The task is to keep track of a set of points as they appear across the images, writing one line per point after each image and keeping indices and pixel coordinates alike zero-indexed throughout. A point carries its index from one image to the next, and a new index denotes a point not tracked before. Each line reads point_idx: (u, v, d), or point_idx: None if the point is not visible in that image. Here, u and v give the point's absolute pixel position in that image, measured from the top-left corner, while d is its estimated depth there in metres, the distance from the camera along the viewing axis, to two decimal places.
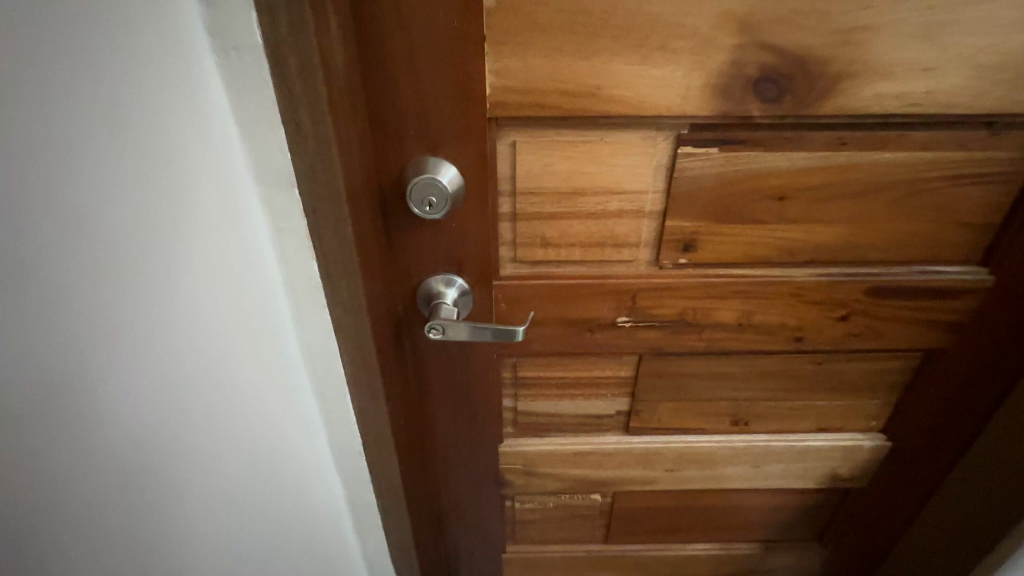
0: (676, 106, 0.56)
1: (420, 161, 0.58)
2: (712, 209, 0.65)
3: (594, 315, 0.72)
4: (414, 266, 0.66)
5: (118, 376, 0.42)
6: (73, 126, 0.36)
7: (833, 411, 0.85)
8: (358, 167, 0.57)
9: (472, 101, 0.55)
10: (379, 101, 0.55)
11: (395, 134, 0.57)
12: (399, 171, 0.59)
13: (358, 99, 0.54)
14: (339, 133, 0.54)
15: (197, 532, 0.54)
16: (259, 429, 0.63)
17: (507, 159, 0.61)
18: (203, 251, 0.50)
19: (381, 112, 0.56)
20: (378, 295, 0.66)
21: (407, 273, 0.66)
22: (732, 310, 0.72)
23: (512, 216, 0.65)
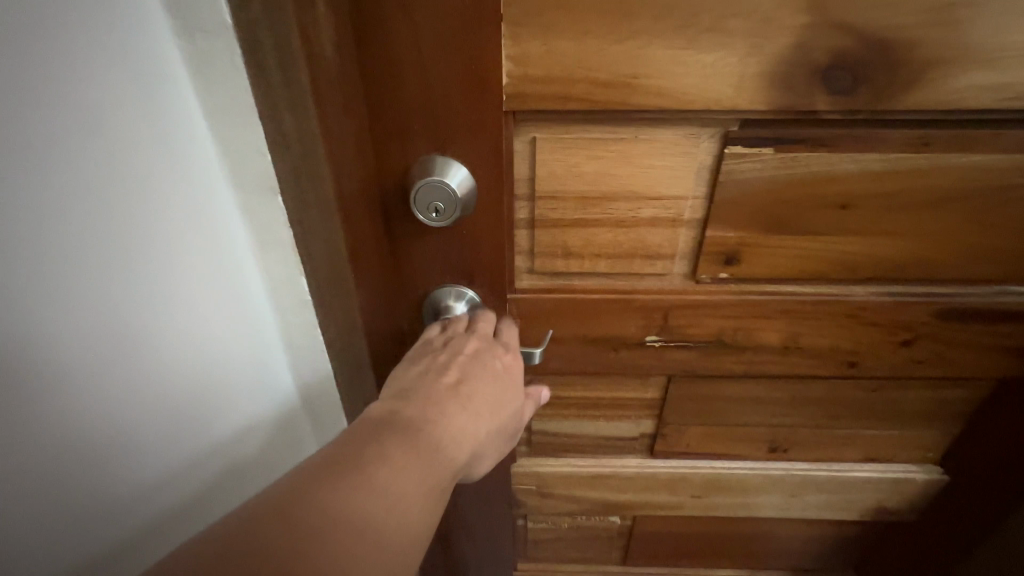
0: (726, 98, 0.48)
1: (426, 161, 0.51)
2: (761, 218, 0.56)
3: (619, 333, 0.65)
4: (420, 277, 0.59)
5: (95, 337, 0.48)
6: (61, 116, 0.41)
7: (884, 441, 0.76)
8: (353, 169, 0.51)
9: (485, 92, 0.47)
10: (377, 92, 0.47)
11: (396, 130, 0.49)
12: (401, 172, 0.52)
13: (352, 91, 0.47)
14: (328, 132, 0.48)
15: (158, 485, 0.60)
16: (256, 393, 0.67)
17: (526, 158, 0.54)
18: (192, 233, 0.53)
19: (379, 105, 0.48)
20: (378, 307, 0.60)
21: (412, 284, 0.59)
22: (777, 332, 0.63)
23: (529, 223, 0.58)
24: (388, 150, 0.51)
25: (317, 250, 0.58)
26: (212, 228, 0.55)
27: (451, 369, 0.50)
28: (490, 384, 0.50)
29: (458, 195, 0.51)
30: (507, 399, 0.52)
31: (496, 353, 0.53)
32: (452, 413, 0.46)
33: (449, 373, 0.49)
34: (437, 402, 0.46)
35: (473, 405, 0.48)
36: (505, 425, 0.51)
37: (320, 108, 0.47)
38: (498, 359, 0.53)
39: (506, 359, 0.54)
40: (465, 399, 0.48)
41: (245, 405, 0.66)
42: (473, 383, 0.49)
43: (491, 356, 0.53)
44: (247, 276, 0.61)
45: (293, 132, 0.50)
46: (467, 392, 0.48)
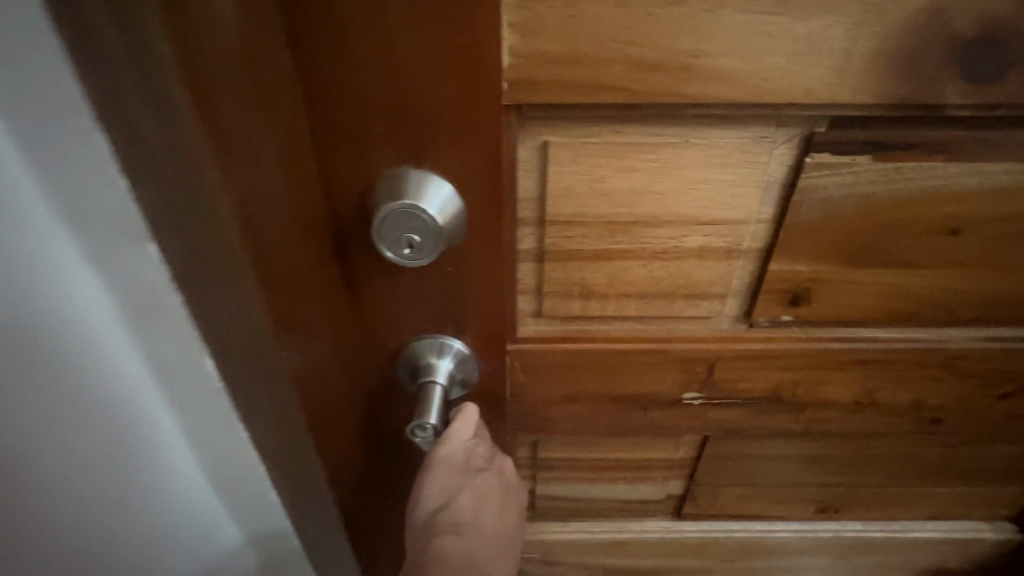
0: (822, 88, 0.34)
1: (392, 177, 0.36)
2: (845, 249, 0.42)
3: (649, 389, 0.51)
4: (391, 329, 0.44)
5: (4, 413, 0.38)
6: None
7: (954, 500, 0.64)
8: (280, 190, 0.34)
9: (477, 76, 0.32)
10: (320, 78, 0.32)
11: (351, 136, 0.34)
12: (360, 193, 0.37)
13: (272, 79, 0.31)
14: (220, 140, 0.31)
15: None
16: (144, 500, 0.51)
17: (535, 170, 0.39)
18: (7, 315, 0.36)
19: (324, 98, 0.33)
20: (330, 371, 0.44)
21: (381, 337, 0.44)
22: (846, 386, 0.51)
23: (537, 255, 0.43)
24: (339, 162, 0.35)
25: (228, 311, 0.40)
26: (30, 306, 0.37)
27: (495, 500, 0.46)
28: (519, 522, 0.48)
29: (438, 223, 0.36)
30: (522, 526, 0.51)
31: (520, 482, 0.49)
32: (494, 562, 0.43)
33: (494, 505, 0.45)
34: (486, 546, 0.43)
35: (502, 553, 0.45)
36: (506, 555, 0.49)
37: (207, 104, 0.30)
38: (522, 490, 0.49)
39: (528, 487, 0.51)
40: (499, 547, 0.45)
41: (126, 518, 0.50)
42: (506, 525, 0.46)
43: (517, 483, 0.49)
44: (109, 359, 0.43)
45: (160, 142, 0.32)
46: (509, 527, 0.46)
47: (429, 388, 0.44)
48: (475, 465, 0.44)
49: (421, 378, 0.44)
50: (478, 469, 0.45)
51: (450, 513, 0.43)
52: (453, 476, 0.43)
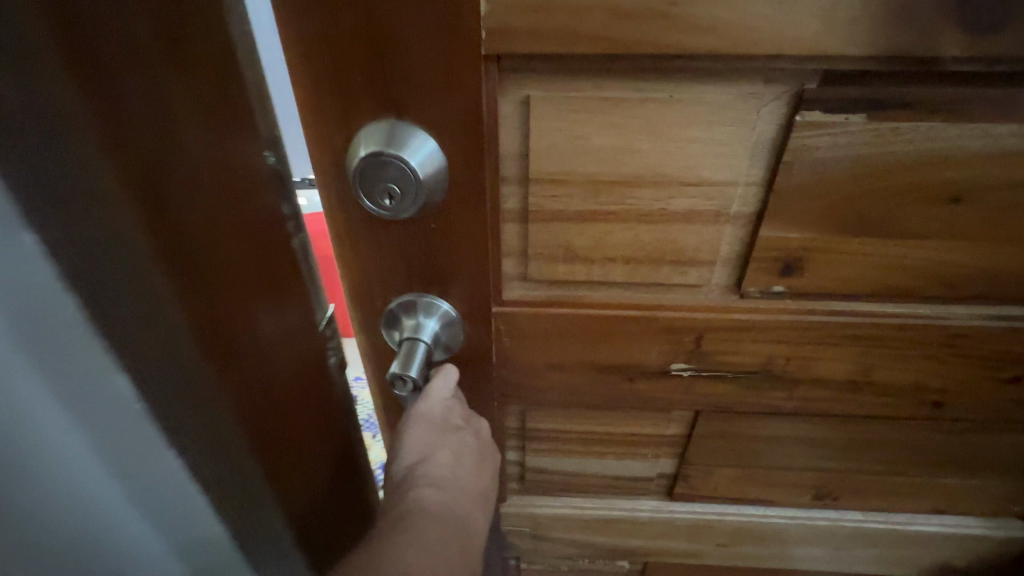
0: (809, 38, 0.33)
1: (375, 127, 0.36)
2: (839, 216, 0.41)
3: (635, 358, 0.51)
4: (379, 283, 0.45)
5: None
6: None
7: (960, 493, 0.61)
8: (200, 167, 0.34)
9: (456, 25, 0.33)
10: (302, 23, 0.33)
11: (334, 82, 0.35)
12: (347, 144, 0.38)
13: (188, 45, 0.31)
14: (118, 117, 0.31)
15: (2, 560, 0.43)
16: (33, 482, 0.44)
17: (517, 126, 0.39)
18: None
19: (308, 43, 0.34)
20: (281, 341, 0.43)
21: (371, 289, 0.46)
22: (840, 363, 0.49)
23: (521, 215, 0.43)
24: (325, 112, 0.37)
25: (124, 308, 0.39)
26: None
27: (471, 457, 0.47)
28: (493, 485, 0.49)
29: (417, 173, 0.37)
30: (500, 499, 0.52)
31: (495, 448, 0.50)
32: (473, 514, 0.45)
33: (471, 462, 0.47)
34: (465, 499, 0.45)
35: (480, 508, 0.46)
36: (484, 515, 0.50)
37: (103, 74, 0.30)
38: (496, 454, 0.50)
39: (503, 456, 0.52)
40: (478, 501, 0.46)
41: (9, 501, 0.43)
42: (483, 481, 0.47)
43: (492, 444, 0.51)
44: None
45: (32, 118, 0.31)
46: (483, 489, 0.47)
47: (414, 345, 0.45)
48: (452, 423, 0.46)
49: (407, 333, 0.46)
50: (455, 427, 0.46)
51: (425, 467, 0.44)
52: (431, 430, 0.44)
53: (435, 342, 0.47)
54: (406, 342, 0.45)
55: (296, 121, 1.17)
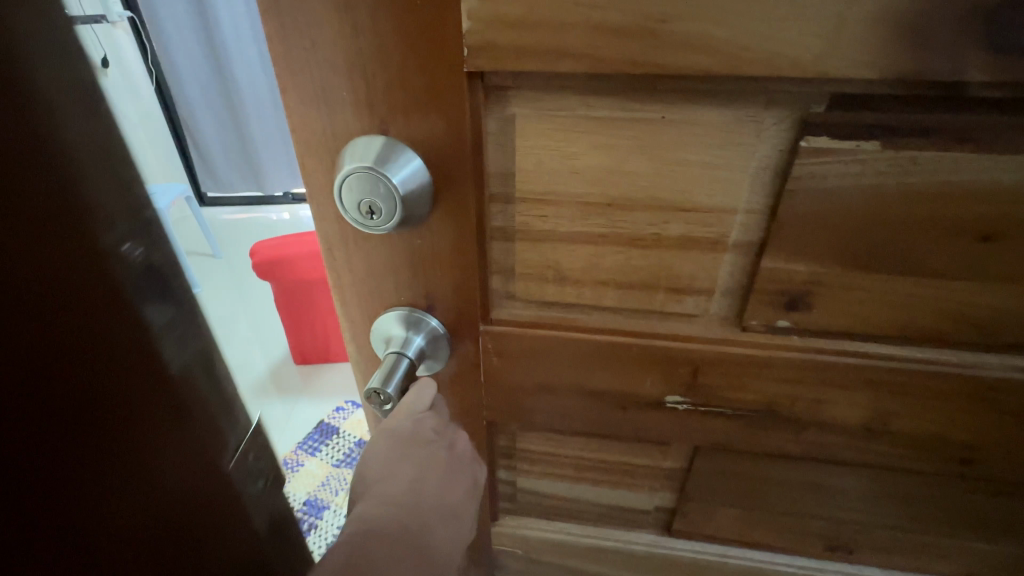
0: (811, 59, 0.30)
1: (361, 140, 0.36)
2: (851, 251, 0.38)
3: (628, 387, 0.48)
4: (367, 296, 0.45)
5: None
6: None
7: (994, 559, 0.55)
8: None
9: (437, 42, 0.32)
10: (289, 39, 0.33)
11: (319, 96, 0.35)
12: (335, 157, 0.38)
13: None
14: None
15: None
16: None
17: (504, 144, 0.38)
18: None
19: (292, 59, 0.34)
20: None
21: (360, 302, 0.46)
22: (855, 407, 0.45)
23: (509, 233, 0.42)
24: (312, 126, 0.37)
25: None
26: None
27: (443, 470, 0.46)
28: (467, 504, 0.47)
29: (398, 189, 0.36)
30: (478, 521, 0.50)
31: (474, 465, 0.50)
32: (443, 528, 0.44)
33: (443, 474, 0.46)
34: (435, 513, 0.44)
35: (453, 522, 0.45)
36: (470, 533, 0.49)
37: None
38: (474, 472, 0.50)
39: (481, 476, 0.50)
40: (451, 514, 0.45)
41: None
42: (456, 497, 0.46)
43: (472, 462, 0.50)
44: None
45: None
46: (453, 506, 0.46)
47: (396, 359, 0.44)
48: (422, 437, 0.45)
49: (392, 347, 0.45)
50: (426, 440, 0.45)
51: (390, 479, 0.43)
52: (399, 442, 0.44)
53: (419, 358, 0.46)
54: (389, 356, 0.44)
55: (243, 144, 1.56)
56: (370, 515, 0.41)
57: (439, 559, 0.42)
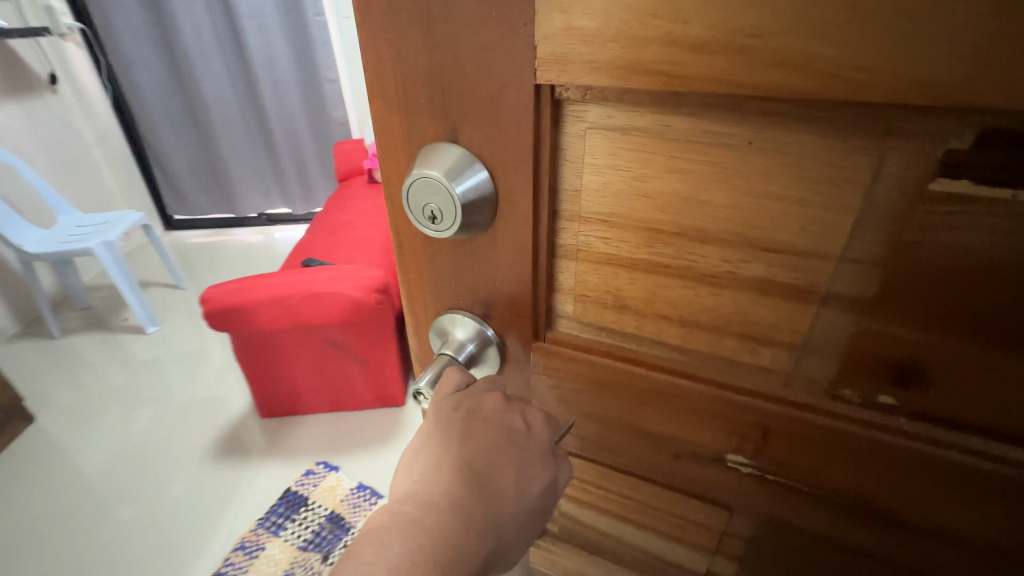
0: (953, 84, 0.24)
1: (430, 150, 0.37)
2: (994, 330, 0.29)
3: (683, 435, 0.43)
4: (429, 295, 0.46)
5: None
6: None
7: None
8: None
9: (507, 54, 0.31)
10: (374, 49, 0.35)
11: (397, 104, 0.37)
12: (408, 161, 0.39)
13: None
14: None
15: None
16: None
17: (570, 162, 0.36)
18: None
19: (376, 67, 0.36)
20: None
21: (421, 300, 0.47)
22: (979, 520, 0.35)
23: (570, 254, 0.40)
24: (390, 132, 0.38)
25: None
26: None
27: (467, 432, 0.42)
28: (500, 458, 0.42)
29: (456, 197, 0.36)
30: (533, 474, 0.43)
31: (516, 411, 0.44)
32: (475, 492, 0.40)
33: (471, 437, 0.42)
34: (460, 482, 0.40)
35: (486, 490, 0.41)
36: (531, 494, 0.42)
37: None
38: (516, 420, 0.43)
39: (520, 425, 0.43)
40: (481, 481, 0.41)
41: None
42: (488, 459, 0.42)
43: (516, 408, 0.44)
44: None
45: None
46: (479, 466, 0.41)
47: (446, 360, 0.45)
48: (445, 413, 0.42)
49: (443, 350, 0.46)
50: (449, 412, 0.42)
51: (429, 485, 0.40)
52: (432, 429, 0.42)
53: (468, 361, 0.46)
54: (439, 358, 0.46)
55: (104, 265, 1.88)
56: (425, 517, 0.38)
57: (459, 528, 0.39)
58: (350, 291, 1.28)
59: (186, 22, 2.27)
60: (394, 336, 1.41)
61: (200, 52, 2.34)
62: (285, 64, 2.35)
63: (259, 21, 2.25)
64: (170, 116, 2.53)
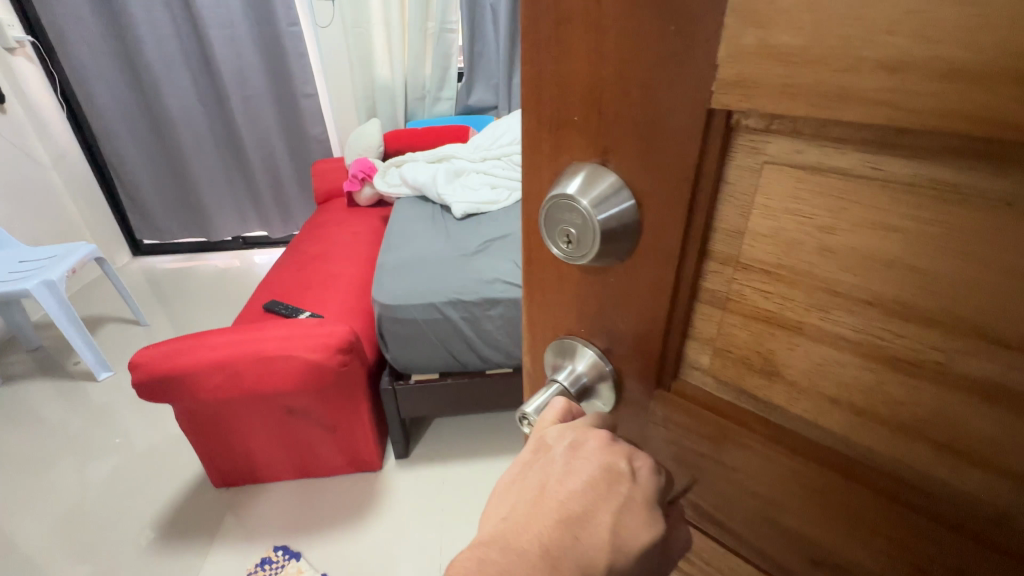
0: None
1: (574, 171, 0.32)
2: None
3: (829, 545, 0.34)
4: (547, 320, 0.42)
5: None
6: None
7: None
8: None
9: (682, 71, 0.26)
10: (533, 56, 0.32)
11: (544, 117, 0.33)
12: (550, 178, 0.35)
13: None
14: None
15: None
16: None
17: (737, 199, 0.29)
18: None
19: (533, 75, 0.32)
20: None
21: (541, 324, 0.43)
22: None
23: (718, 305, 0.33)
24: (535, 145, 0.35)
25: None
26: None
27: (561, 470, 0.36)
28: (598, 505, 0.34)
29: (596, 225, 0.31)
30: (638, 529, 0.35)
31: (620, 454, 0.36)
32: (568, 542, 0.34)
33: (565, 476, 0.36)
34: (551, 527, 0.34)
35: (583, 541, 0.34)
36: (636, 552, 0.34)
37: None
38: (619, 464, 0.35)
39: (624, 468, 0.35)
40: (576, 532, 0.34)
41: None
42: (582, 505, 0.34)
43: (621, 448, 0.36)
44: None
45: None
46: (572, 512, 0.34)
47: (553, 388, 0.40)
48: (546, 447, 0.37)
49: (554, 376, 0.42)
50: (546, 447, 0.37)
51: (522, 529, 0.35)
52: (530, 462, 0.37)
53: (580, 393, 0.41)
54: (550, 383, 0.41)
55: (58, 306, 1.88)
56: (516, 569, 0.33)
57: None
58: (303, 352, 1.24)
59: (149, 36, 2.38)
60: (359, 397, 1.40)
61: (165, 65, 2.45)
62: (257, 80, 2.51)
63: (229, 32, 2.38)
64: (133, 127, 2.63)
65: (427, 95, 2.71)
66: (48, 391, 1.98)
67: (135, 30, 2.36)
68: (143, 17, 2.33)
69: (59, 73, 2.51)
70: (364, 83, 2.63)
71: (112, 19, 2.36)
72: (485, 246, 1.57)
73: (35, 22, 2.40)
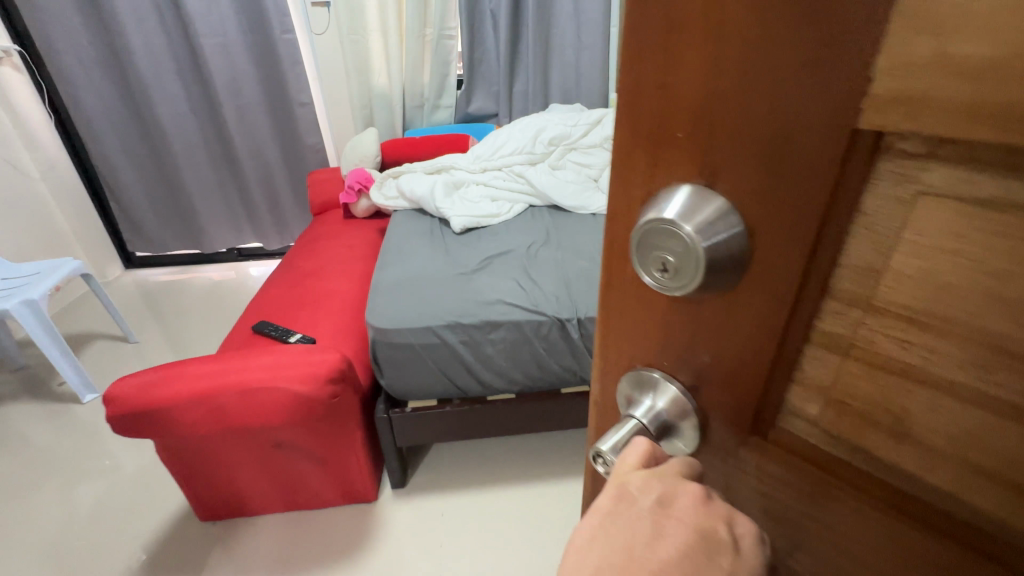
0: None
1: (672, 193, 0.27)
2: None
3: None
4: (620, 350, 0.38)
5: None
6: None
7: None
8: None
9: (826, 83, 0.22)
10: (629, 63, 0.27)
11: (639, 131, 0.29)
12: (638, 200, 0.30)
13: None
14: None
15: None
16: None
17: (877, 231, 0.24)
18: None
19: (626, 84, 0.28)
20: None
21: (611, 355, 0.39)
22: None
23: (836, 349, 0.28)
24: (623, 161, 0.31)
25: None
26: None
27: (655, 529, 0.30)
28: None
29: (699, 255, 0.26)
30: None
31: (721, 518, 0.31)
32: None
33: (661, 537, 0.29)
34: None
35: None
36: None
37: None
38: (721, 530, 0.30)
39: (725, 536, 0.30)
40: None
41: None
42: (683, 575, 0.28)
43: (720, 509, 0.31)
44: None
45: None
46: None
47: (631, 424, 0.35)
48: (631, 496, 0.31)
49: (630, 411, 0.37)
50: (632, 499, 0.31)
51: None
52: (613, 513, 0.31)
53: (659, 433, 0.36)
54: (625, 420, 0.36)
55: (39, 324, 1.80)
56: None
57: None
58: (290, 385, 1.17)
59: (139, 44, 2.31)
60: (350, 428, 1.34)
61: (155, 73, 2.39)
62: (251, 88, 2.46)
63: (221, 40, 2.33)
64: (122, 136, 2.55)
65: (426, 104, 2.67)
66: (31, 411, 1.89)
67: (124, 38, 2.30)
68: (133, 24, 2.27)
69: (46, 80, 2.44)
70: (361, 91, 2.58)
71: (100, 26, 2.29)
72: (489, 262, 1.53)
73: (21, 29, 2.33)
